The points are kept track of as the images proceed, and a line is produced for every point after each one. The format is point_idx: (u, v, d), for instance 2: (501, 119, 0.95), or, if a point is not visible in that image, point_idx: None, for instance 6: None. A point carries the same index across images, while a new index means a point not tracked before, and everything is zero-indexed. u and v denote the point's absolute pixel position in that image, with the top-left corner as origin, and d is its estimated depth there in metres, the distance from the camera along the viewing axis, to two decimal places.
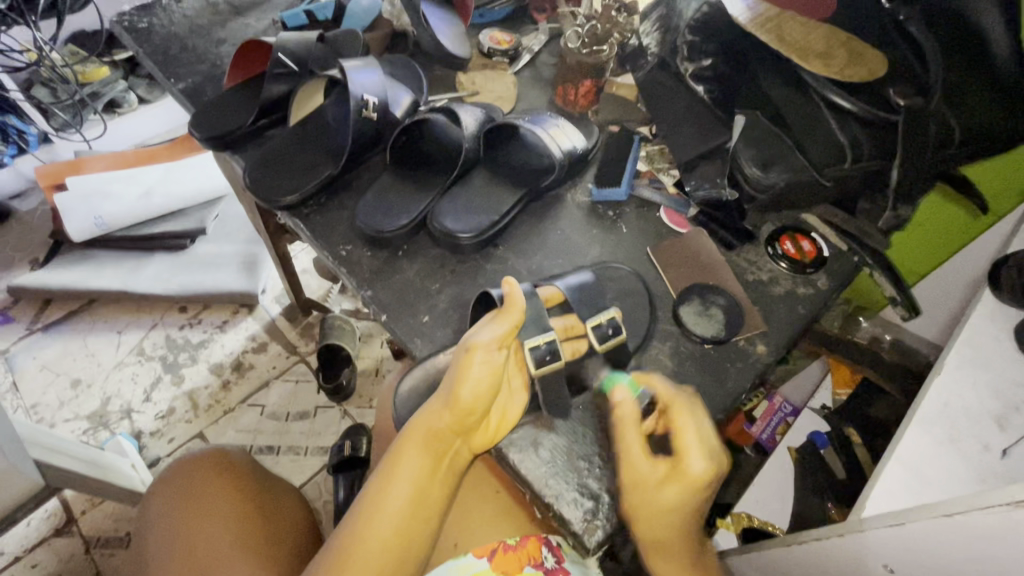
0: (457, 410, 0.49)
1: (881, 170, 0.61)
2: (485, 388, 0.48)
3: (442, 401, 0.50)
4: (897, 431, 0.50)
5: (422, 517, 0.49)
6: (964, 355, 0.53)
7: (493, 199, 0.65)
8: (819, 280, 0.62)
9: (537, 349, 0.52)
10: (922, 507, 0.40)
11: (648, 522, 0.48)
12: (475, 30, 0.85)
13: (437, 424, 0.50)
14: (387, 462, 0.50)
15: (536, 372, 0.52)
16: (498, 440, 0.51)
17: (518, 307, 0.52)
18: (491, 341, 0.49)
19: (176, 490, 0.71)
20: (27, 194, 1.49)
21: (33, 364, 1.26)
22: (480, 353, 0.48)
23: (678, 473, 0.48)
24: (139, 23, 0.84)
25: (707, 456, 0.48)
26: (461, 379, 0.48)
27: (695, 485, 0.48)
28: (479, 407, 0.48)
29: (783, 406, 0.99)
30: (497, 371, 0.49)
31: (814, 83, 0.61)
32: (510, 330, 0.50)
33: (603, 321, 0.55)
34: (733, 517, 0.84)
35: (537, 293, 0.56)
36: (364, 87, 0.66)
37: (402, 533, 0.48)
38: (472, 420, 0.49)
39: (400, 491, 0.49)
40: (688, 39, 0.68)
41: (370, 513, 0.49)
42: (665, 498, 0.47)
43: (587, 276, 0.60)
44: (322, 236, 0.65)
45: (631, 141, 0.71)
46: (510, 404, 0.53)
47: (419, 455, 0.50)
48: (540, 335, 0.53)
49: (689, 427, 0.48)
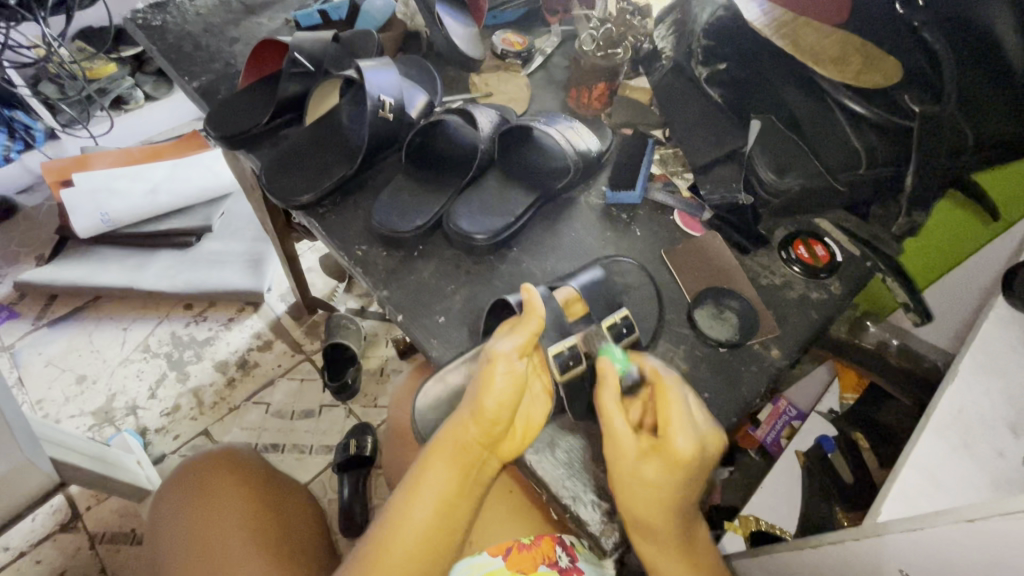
0: (483, 422, 0.48)
1: (896, 176, 0.62)
2: (509, 399, 0.48)
3: (468, 413, 0.50)
4: (911, 436, 0.50)
5: (448, 528, 0.50)
6: (977, 361, 0.54)
7: (508, 201, 0.65)
8: (832, 285, 0.62)
9: (559, 356, 0.52)
10: (940, 513, 0.41)
11: (630, 496, 0.47)
12: (489, 32, 0.86)
13: (465, 436, 0.50)
14: (414, 475, 0.51)
15: (561, 377, 0.51)
16: (525, 448, 0.51)
17: (537, 313, 0.51)
18: (512, 351, 0.49)
19: (189, 488, 0.71)
20: (34, 189, 1.50)
21: (38, 360, 1.26)
22: (502, 365, 0.48)
23: (663, 450, 0.47)
24: (153, 20, 0.84)
25: (691, 435, 0.47)
26: (485, 390, 0.48)
27: (678, 462, 0.47)
28: (503, 417, 0.48)
29: (789, 409, 0.99)
30: (520, 381, 0.49)
31: (829, 89, 0.62)
32: (530, 340, 0.51)
33: (618, 320, 0.55)
34: (740, 520, 0.87)
35: (555, 296, 0.56)
36: (381, 87, 0.66)
37: (428, 544, 0.49)
38: (499, 431, 0.49)
39: (427, 503, 0.49)
40: (704, 44, 0.70)
41: (397, 522, 0.49)
42: (648, 473, 0.47)
43: (598, 273, 0.60)
44: (338, 235, 0.65)
45: (646, 145, 0.72)
46: (533, 409, 0.53)
47: (447, 467, 0.50)
48: (564, 340, 0.53)
49: (676, 405, 0.48)
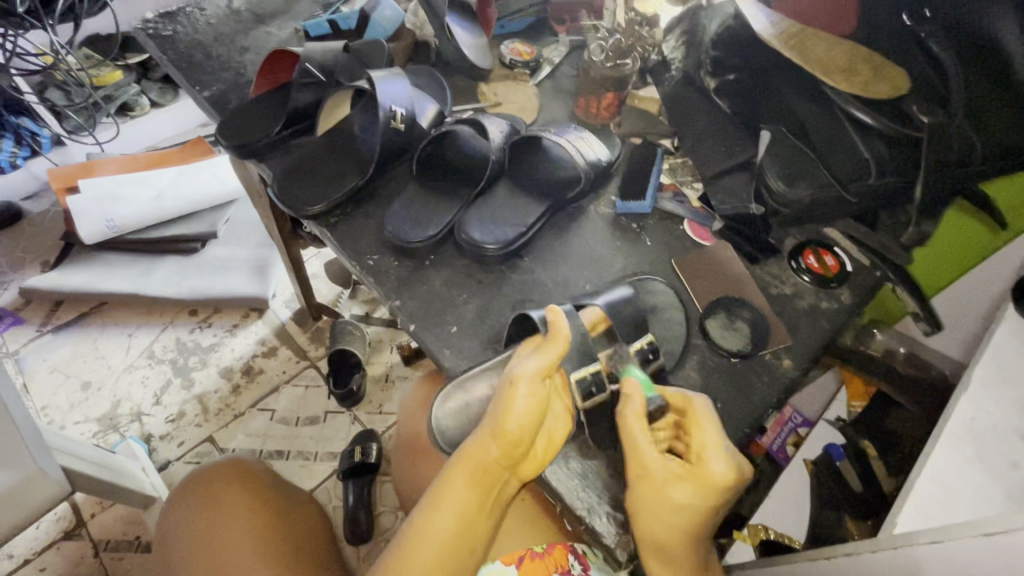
0: (504, 443, 0.48)
1: (905, 188, 0.61)
2: (530, 421, 0.47)
3: (488, 433, 0.49)
4: (925, 446, 0.51)
5: (466, 546, 0.50)
6: (988, 371, 0.54)
7: (518, 211, 0.66)
8: (842, 294, 0.62)
9: (582, 382, 0.52)
10: (958, 527, 0.42)
11: (654, 515, 0.47)
12: (498, 41, 0.86)
13: (485, 457, 0.49)
14: (434, 491, 0.51)
15: (583, 405, 0.51)
16: (544, 468, 0.51)
17: (562, 337, 0.51)
18: (535, 372, 0.49)
19: (199, 497, 0.72)
20: (40, 195, 1.51)
21: (43, 366, 1.26)
22: (524, 385, 0.48)
23: (695, 472, 0.47)
24: (164, 30, 0.85)
25: (726, 459, 0.47)
26: (507, 412, 0.47)
27: (712, 487, 0.46)
28: (524, 440, 0.48)
29: (794, 416, 0.99)
30: (541, 403, 0.48)
31: (836, 100, 0.63)
32: (554, 361, 0.50)
33: (643, 345, 0.55)
34: (749, 529, 0.86)
35: (581, 317, 0.55)
36: (393, 98, 0.67)
37: (445, 562, 0.49)
38: (520, 453, 0.48)
39: (445, 521, 0.49)
40: (713, 55, 0.72)
41: (415, 541, 0.49)
42: (677, 495, 0.47)
43: (626, 293, 0.59)
44: (349, 245, 0.66)
45: (655, 153, 0.72)
46: (555, 427, 0.51)
47: (466, 487, 0.49)
48: (589, 366, 0.52)
49: (710, 431, 0.48)
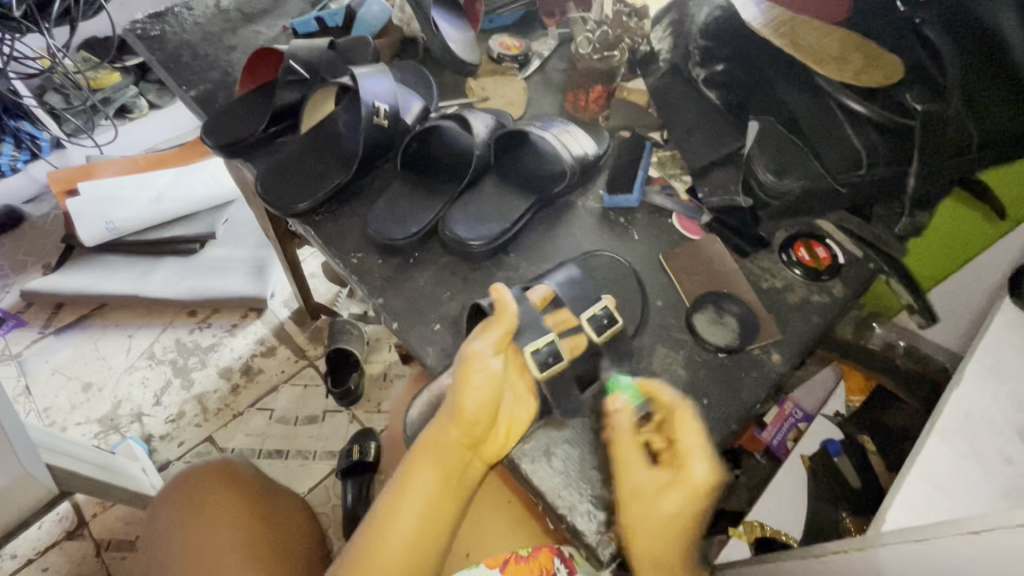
0: (463, 423, 0.49)
1: (897, 178, 0.60)
2: (486, 397, 0.49)
3: (447, 416, 0.50)
4: (916, 441, 0.50)
5: (433, 535, 0.50)
6: (984, 364, 0.53)
7: (505, 207, 0.65)
8: (834, 287, 0.61)
9: (538, 354, 0.51)
10: (946, 524, 0.41)
11: (647, 532, 0.47)
12: (486, 36, 0.85)
13: (446, 440, 0.50)
14: (400, 478, 0.50)
15: (542, 376, 0.52)
16: (507, 450, 0.52)
17: (508, 313, 0.51)
18: (488, 349, 0.49)
19: (185, 497, 0.72)
20: (42, 198, 1.52)
21: (45, 367, 1.27)
22: (477, 363, 0.49)
23: (682, 478, 0.47)
24: (152, 30, 0.84)
25: (708, 463, 0.47)
26: (463, 391, 0.48)
27: (699, 490, 0.47)
28: (483, 418, 0.49)
29: (794, 411, 0.95)
30: (496, 380, 0.49)
31: (828, 89, 0.61)
32: (505, 335, 0.51)
33: (599, 311, 0.54)
34: (745, 526, 0.82)
35: (530, 297, 0.55)
36: (375, 95, 0.66)
37: (414, 548, 0.49)
38: (480, 432, 0.50)
39: (411, 509, 0.49)
40: (701, 45, 0.69)
41: (382, 531, 0.49)
42: (666, 506, 0.47)
43: (574, 271, 0.59)
44: (334, 243, 0.65)
45: (643, 146, 0.70)
46: (517, 410, 0.53)
47: (431, 471, 0.50)
48: (540, 337, 0.52)
49: (692, 432, 0.48)
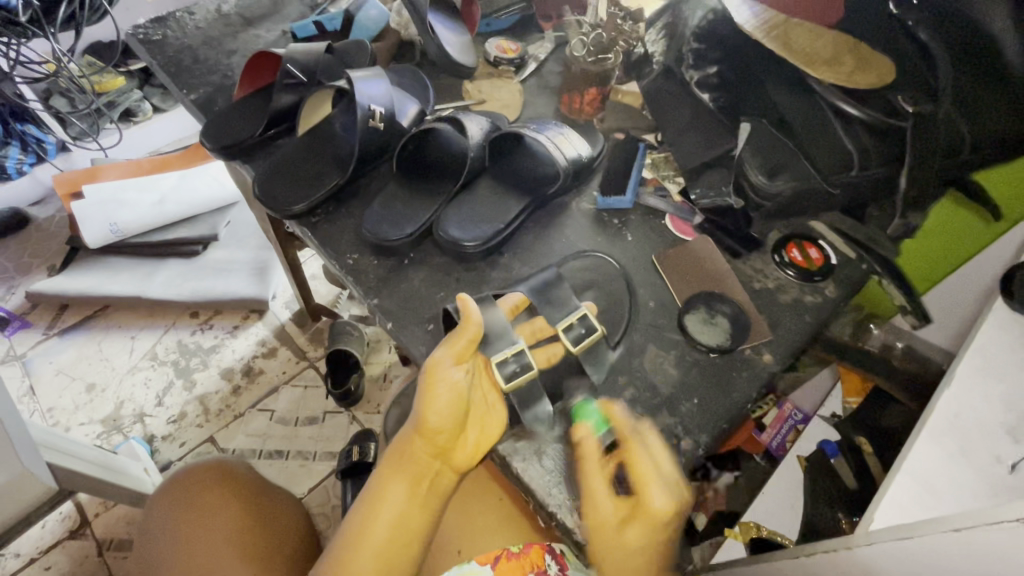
0: (426, 433, 0.51)
1: (890, 177, 0.60)
2: (446, 409, 0.50)
3: (412, 426, 0.52)
4: (906, 441, 0.50)
5: (407, 542, 0.51)
6: (974, 364, 0.53)
7: (499, 208, 0.65)
8: (826, 288, 0.61)
9: (505, 365, 0.52)
10: (931, 522, 0.41)
11: (616, 562, 0.48)
12: (482, 39, 0.86)
13: (412, 449, 0.52)
14: (374, 490, 0.53)
15: (508, 387, 0.51)
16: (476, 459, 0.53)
17: (474, 322, 0.51)
18: (447, 361, 0.51)
19: (181, 497, 0.72)
20: (48, 201, 1.53)
21: (49, 368, 1.28)
22: (436, 376, 0.50)
23: (642, 508, 0.49)
24: (154, 35, 0.85)
25: (667, 493, 0.49)
26: (424, 404, 0.50)
27: (657, 519, 0.49)
28: (445, 428, 0.51)
29: (794, 413, 0.97)
30: (456, 390, 0.50)
31: (821, 92, 0.62)
32: (467, 345, 0.51)
33: (575, 322, 0.54)
34: (741, 527, 0.84)
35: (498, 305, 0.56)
36: (371, 97, 0.67)
37: (387, 555, 0.50)
38: (443, 440, 0.52)
39: (383, 517, 0.51)
40: (694, 47, 0.71)
41: (357, 540, 0.50)
42: (630, 538, 0.48)
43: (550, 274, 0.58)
44: (330, 244, 0.66)
45: (637, 149, 0.72)
46: (488, 418, 0.54)
47: (400, 479, 0.52)
48: (509, 348, 0.52)
49: (650, 463, 0.50)
